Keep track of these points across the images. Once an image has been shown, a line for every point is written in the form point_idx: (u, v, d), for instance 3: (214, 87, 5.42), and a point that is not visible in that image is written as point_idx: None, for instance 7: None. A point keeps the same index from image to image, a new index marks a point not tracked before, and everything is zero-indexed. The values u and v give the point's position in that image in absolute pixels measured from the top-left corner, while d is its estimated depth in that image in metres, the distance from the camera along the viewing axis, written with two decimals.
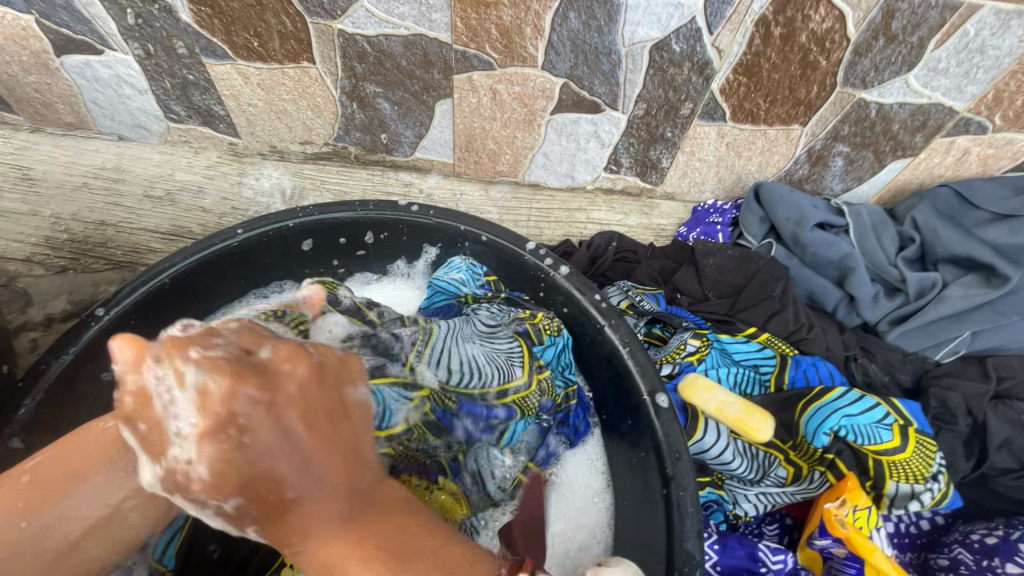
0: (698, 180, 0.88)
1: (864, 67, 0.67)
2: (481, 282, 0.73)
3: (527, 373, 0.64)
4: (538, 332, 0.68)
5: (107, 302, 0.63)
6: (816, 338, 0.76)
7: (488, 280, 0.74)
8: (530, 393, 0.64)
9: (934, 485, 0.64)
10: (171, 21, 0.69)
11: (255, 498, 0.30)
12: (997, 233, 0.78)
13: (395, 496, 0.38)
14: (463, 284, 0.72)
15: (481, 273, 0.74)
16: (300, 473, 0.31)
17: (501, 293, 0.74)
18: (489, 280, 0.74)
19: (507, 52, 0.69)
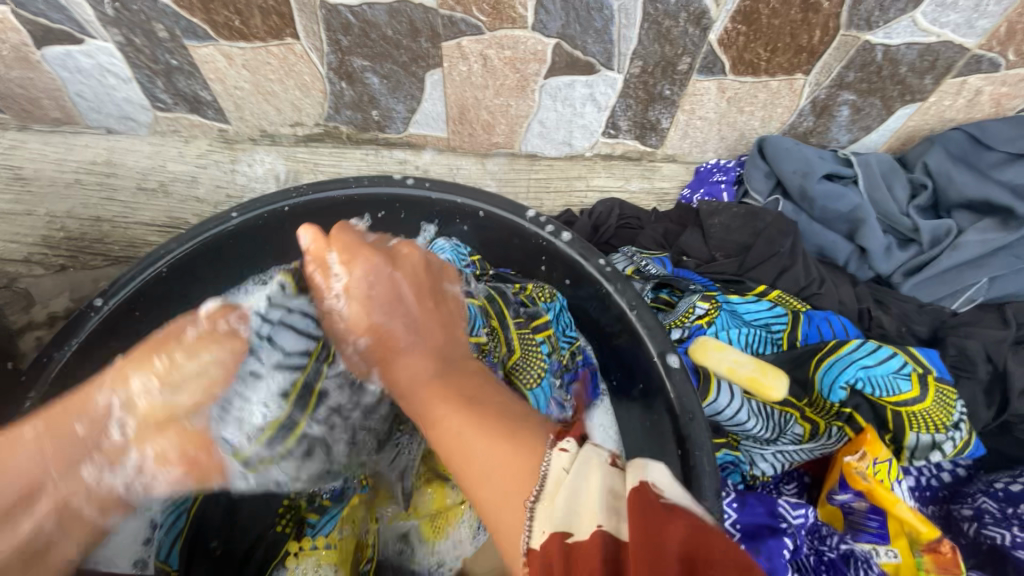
0: (700, 140, 0.86)
1: (868, 6, 0.64)
2: (467, 261, 0.74)
3: (507, 340, 0.70)
4: (533, 300, 0.71)
5: (105, 292, 0.62)
6: (828, 293, 0.74)
7: (473, 259, 0.75)
8: (517, 360, 0.69)
9: (956, 434, 0.63)
10: (149, 2, 0.67)
11: (376, 342, 0.58)
12: (1013, 173, 0.76)
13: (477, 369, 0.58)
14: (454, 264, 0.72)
15: (466, 253, 0.75)
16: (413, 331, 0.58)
17: (489, 272, 0.76)
18: (475, 260, 0.75)
19: (495, 14, 0.67)
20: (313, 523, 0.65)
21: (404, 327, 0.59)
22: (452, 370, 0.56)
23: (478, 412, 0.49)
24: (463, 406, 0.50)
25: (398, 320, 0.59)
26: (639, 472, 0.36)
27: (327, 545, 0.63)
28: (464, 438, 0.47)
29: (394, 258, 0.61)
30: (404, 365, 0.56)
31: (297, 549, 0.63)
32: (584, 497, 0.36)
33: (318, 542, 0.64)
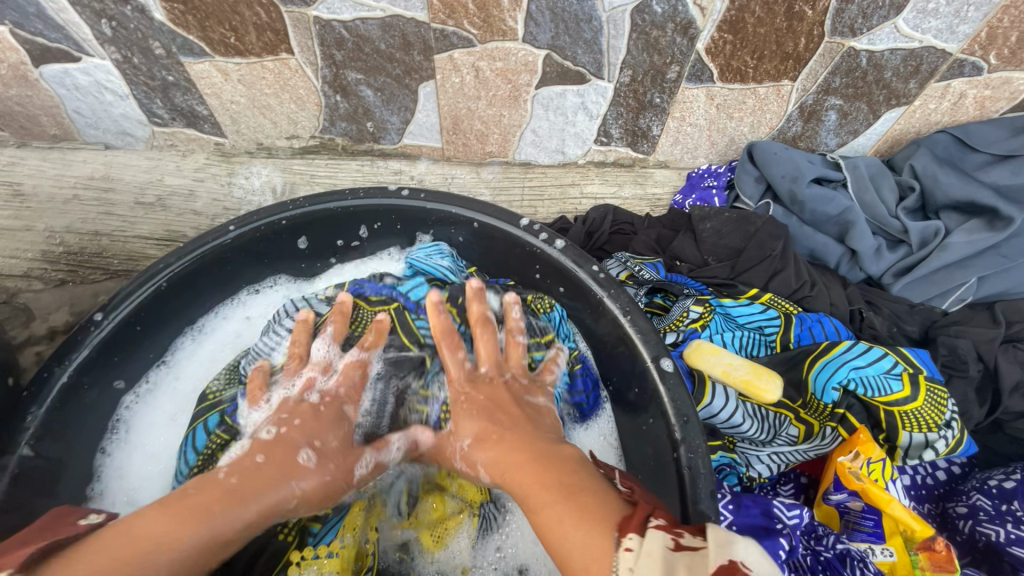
0: (691, 146, 0.87)
1: (852, 14, 0.66)
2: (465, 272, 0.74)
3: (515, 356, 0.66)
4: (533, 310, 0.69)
5: (105, 306, 0.62)
6: (819, 295, 0.74)
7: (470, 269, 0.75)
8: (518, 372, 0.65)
9: (948, 432, 0.63)
10: (145, 21, 0.68)
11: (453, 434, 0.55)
12: (998, 174, 0.77)
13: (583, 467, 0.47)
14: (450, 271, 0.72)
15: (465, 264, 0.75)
16: (489, 420, 0.53)
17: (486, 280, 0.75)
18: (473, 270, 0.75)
19: (486, 27, 0.68)
20: (312, 528, 0.61)
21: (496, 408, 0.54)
22: (544, 446, 0.49)
23: (576, 497, 0.42)
24: (561, 493, 0.43)
25: (472, 395, 0.56)
26: (726, 551, 0.35)
27: (330, 552, 0.58)
28: (558, 518, 0.41)
29: (491, 352, 0.60)
30: (480, 451, 0.51)
31: (297, 558, 0.58)
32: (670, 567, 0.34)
33: (320, 550, 0.59)
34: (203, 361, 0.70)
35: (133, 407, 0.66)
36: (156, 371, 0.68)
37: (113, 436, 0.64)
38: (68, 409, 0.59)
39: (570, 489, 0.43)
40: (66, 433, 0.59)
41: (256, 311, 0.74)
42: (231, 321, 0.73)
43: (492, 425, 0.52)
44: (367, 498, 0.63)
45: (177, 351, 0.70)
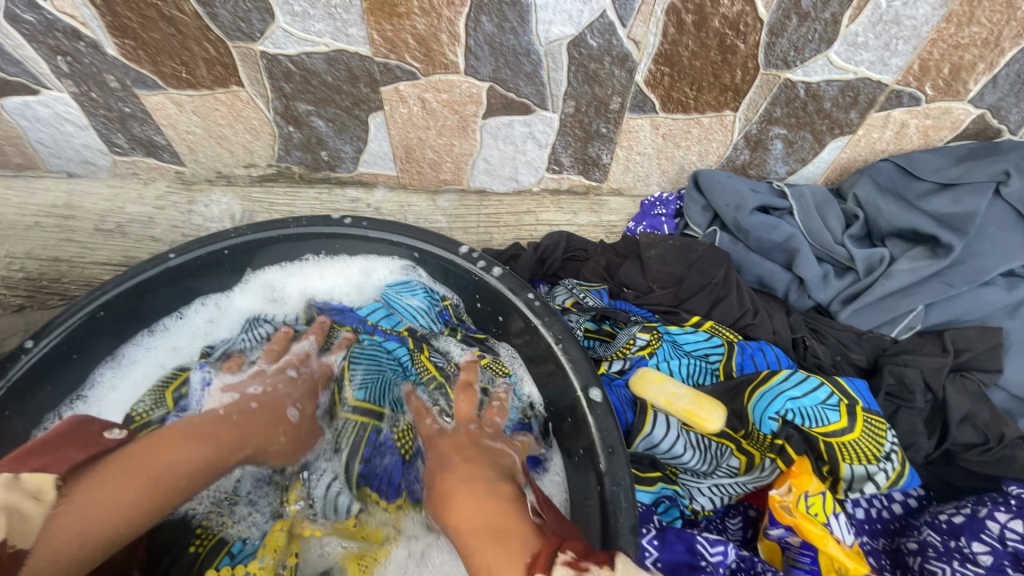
0: (643, 174, 0.88)
1: (782, 47, 0.68)
2: (437, 309, 0.75)
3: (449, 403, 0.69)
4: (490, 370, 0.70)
5: (38, 333, 0.63)
6: (762, 322, 0.74)
7: (444, 304, 0.75)
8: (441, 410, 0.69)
9: (888, 465, 0.62)
10: (99, 56, 0.71)
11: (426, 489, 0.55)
12: (940, 203, 0.76)
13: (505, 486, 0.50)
14: (421, 313, 0.74)
15: (438, 298, 0.75)
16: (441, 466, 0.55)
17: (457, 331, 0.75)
18: (445, 305, 0.75)
19: (428, 61, 0.70)
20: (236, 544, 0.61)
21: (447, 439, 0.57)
22: (488, 475, 0.51)
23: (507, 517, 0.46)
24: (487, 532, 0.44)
25: (436, 446, 0.57)
26: None
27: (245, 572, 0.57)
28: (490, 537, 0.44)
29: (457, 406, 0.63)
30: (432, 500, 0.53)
31: None
32: None
33: (239, 567, 0.58)
34: (127, 390, 0.69)
35: None
36: (67, 407, 0.66)
37: None
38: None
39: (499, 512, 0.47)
40: None
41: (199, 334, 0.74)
42: (157, 350, 0.72)
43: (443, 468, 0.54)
44: (296, 519, 0.63)
45: (94, 384, 0.68)
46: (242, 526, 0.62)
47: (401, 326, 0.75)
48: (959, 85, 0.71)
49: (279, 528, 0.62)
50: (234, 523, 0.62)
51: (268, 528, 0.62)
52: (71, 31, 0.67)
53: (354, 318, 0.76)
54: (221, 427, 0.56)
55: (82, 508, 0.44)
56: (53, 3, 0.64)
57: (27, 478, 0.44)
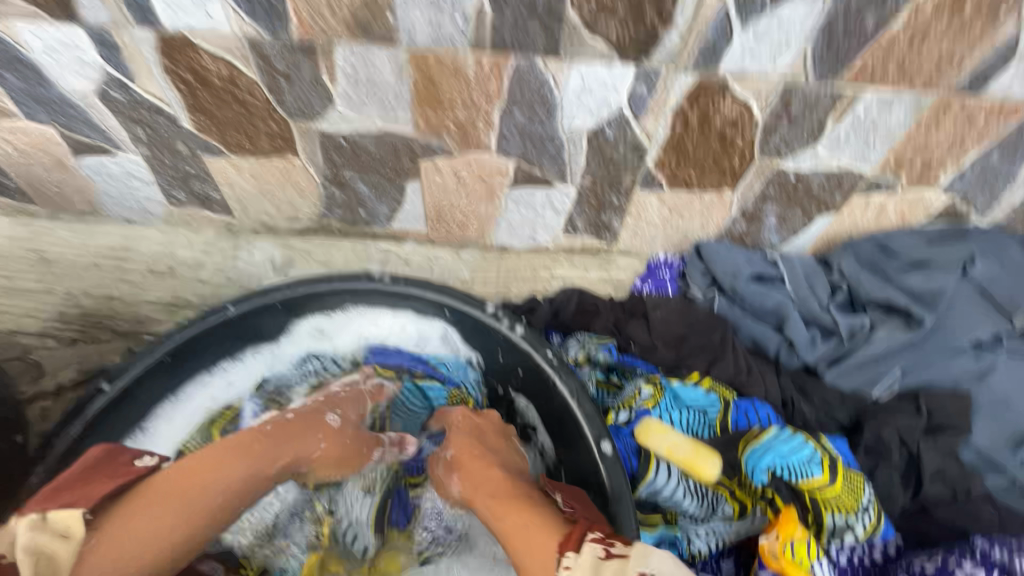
0: (649, 238, 0.97)
1: (775, 142, 0.78)
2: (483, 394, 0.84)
3: None
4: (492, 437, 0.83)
5: (111, 376, 0.70)
6: (754, 381, 0.82)
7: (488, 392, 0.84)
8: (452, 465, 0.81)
9: (865, 517, 0.70)
10: (174, 127, 0.80)
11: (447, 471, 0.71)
12: (913, 279, 0.86)
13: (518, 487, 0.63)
14: (476, 388, 0.84)
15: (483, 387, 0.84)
16: (463, 463, 0.69)
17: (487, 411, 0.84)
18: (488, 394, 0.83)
19: (464, 141, 0.80)
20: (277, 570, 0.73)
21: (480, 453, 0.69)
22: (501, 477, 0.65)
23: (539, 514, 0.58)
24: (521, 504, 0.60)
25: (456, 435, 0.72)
26: (641, 563, 0.48)
27: None
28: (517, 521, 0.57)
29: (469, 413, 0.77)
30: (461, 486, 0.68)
31: None
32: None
33: None
34: (183, 424, 0.78)
35: None
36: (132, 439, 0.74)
37: None
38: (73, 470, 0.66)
39: (531, 514, 0.58)
40: None
41: (252, 373, 0.83)
42: (211, 384, 0.80)
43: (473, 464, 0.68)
44: (322, 550, 0.75)
45: (155, 417, 0.76)
46: (280, 557, 0.74)
47: (451, 392, 0.84)
48: (930, 176, 0.81)
49: (312, 560, 0.74)
50: (275, 553, 0.74)
51: (304, 558, 0.74)
52: (154, 107, 0.77)
53: (419, 363, 0.85)
54: (236, 449, 0.63)
55: (111, 538, 0.52)
56: (143, 86, 0.74)
57: (57, 515, 0.52)
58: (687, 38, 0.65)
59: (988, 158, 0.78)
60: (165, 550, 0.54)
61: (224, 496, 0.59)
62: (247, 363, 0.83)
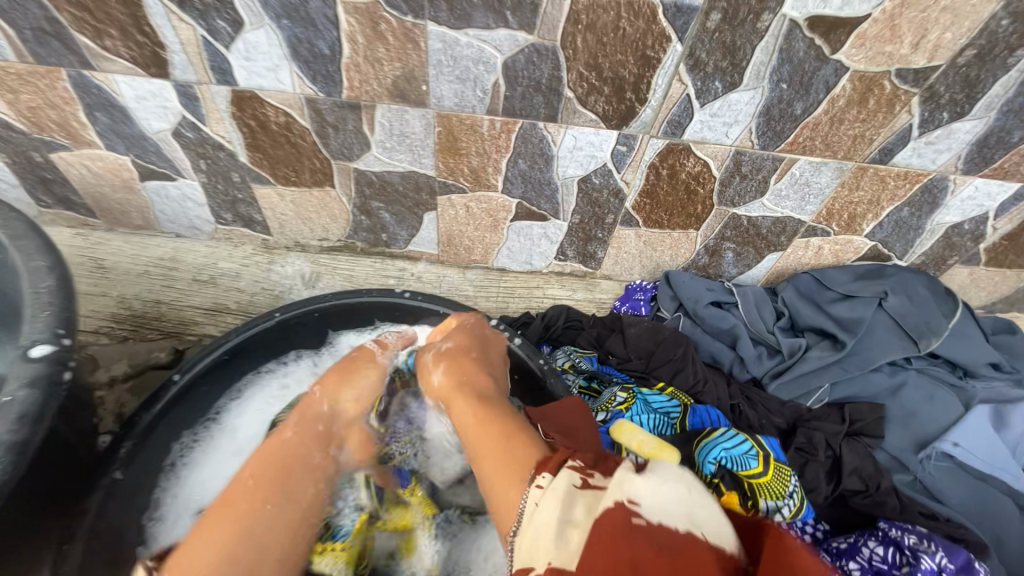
0: (628, 267, 1.14)
1: (730, 193, 0.96)
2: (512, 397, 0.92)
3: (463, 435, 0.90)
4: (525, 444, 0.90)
5: (180, 369, 0.82)
6: (709, 390, 0.98)
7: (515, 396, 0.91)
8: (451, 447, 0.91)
9: (789, 500, 0.86)
10: (232, 161, 0.95)
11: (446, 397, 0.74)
12: (840, 309, 1.03)
13: (500, 422, 0.64)
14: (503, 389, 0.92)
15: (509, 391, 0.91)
16: (456, 396, 0.72)
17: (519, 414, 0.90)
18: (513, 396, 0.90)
19: (476, 183, 0.96)
20: (335, 527, 0.74)
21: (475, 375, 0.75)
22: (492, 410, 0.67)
23: (513, 434, 0.62)
24: (500, 440, 0.62)
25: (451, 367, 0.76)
26: (619, 491, 0.48)
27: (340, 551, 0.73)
28: (497, 454, 0.60)
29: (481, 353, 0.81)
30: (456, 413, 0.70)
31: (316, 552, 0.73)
32: (563, 512, 0.49)
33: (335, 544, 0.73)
34: (244, 418, 0.87)
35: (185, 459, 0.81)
36: (199, 429, 0.83)
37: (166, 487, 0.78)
38: (149, 448, 0.77)
39: (508, 436, 0.62)
40: (141, 470, 0.76)
41: (299, 374, 0.93)
42: (267, 385, 0.90)
43: (467, 398, 0.70)
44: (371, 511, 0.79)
45: (220, 411, 0.86)
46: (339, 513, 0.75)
47: None
48: (855, 225, 0.99)
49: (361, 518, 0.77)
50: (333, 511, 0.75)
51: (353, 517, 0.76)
52: (218, 145, 0.92)
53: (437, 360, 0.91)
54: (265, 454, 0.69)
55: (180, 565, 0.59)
56: (213, 129, 0.89)
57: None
58: (658, 113, 0.83)
59: (900, 213, 0.96)
60: (244, 547, 0.61)
61: (260, 486, 0.66)
62: (292, 366, 0.93)
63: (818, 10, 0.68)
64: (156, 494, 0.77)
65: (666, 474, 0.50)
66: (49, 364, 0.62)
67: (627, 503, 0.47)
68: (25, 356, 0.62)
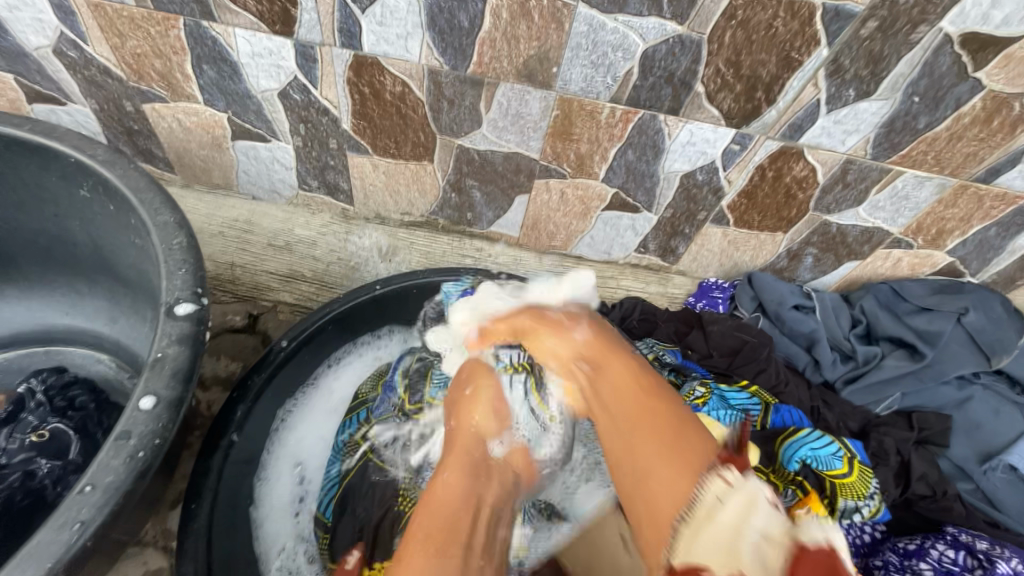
0: (705, 263, 1.14)
1: (828, 200, 0.97)
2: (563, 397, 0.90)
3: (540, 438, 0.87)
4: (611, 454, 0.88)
5: (287, 334, 0.81)
6: (790, 391, 1.01)
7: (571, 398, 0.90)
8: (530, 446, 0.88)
9: (869, 501, 0.89)
10: (334, 127, 0.92)
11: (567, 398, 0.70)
12: (919, 321, 1.06)
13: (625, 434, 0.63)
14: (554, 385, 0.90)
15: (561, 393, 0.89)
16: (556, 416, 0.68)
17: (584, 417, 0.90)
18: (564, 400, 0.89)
19: (579, 169, 0.96)
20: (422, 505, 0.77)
21: (610, 371, 0.68)
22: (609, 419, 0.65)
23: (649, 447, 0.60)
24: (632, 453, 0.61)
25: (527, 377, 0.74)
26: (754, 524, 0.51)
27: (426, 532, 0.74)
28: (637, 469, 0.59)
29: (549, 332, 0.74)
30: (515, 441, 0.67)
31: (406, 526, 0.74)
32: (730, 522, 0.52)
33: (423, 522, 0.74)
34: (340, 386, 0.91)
35: (283, 430, 0.83)
36: (298, 395, 0.86)
37: (268, 457, 0.81)
38: (258, 413, 0.78)
39: (665, 450, 0.59)
40: (251, 434, 0.77)
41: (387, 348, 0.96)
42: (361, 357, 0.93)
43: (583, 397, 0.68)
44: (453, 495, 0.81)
45: (318, 376, 0.89)
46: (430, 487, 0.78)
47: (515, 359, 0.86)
48: (940, 241, 1.01)
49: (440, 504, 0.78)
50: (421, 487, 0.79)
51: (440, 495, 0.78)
52: (324, 109, 0.89)
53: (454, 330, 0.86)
54: (428, 515, 0.60)
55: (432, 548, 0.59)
56: (323, 93, 0.87)
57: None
58: (782, 115, 0.83)
59: (987, 232, 0.98)
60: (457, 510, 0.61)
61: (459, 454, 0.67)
62: (383, 339, 0.95)
63: (975, 27, 0.69)
64: (264, 454, 0.80)
65: (832, 530, 0.51)
66: (192, 322, 0.62)
67: (799, 543, 0.49)
68: (169, 314, 0.61)
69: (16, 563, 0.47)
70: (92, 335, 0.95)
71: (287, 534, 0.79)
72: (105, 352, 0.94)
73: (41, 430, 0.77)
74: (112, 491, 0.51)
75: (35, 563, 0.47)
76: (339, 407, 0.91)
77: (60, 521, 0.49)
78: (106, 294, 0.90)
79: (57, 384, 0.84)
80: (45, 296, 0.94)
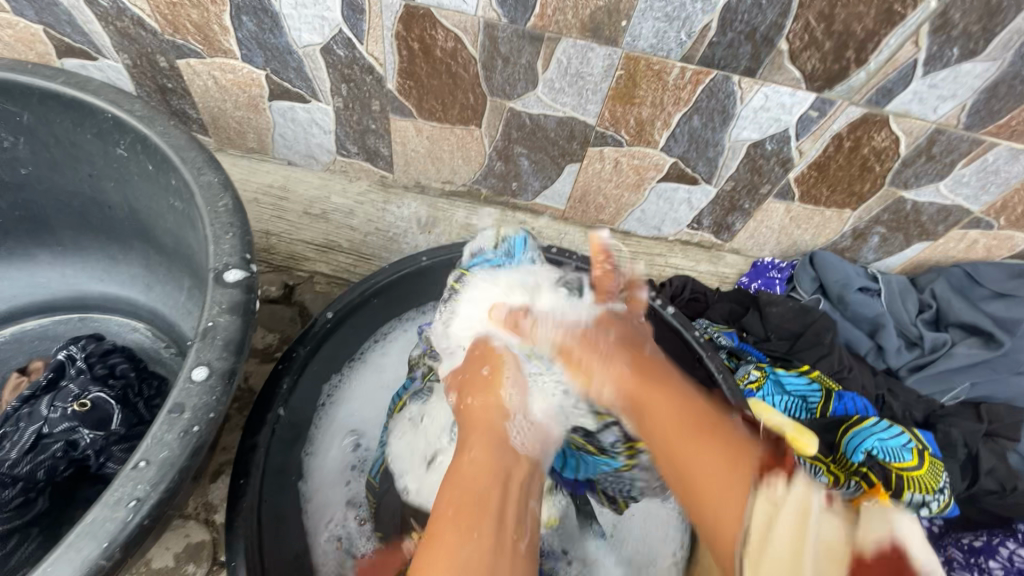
0: (761, 241, 1.08)
1: (907, 174, 0.89)
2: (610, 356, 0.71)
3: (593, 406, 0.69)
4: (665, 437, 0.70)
5: (331, 305, 0.76)
6: (854, 377, 0.95)
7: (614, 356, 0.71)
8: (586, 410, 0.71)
9: (940, 495, 0.85)
10: (378, 87, 0.87)
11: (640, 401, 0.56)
12: (996, 307, 1.00)
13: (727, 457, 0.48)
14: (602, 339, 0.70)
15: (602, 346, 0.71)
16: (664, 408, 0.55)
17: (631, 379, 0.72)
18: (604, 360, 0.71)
19: (637, 136, 0.89)
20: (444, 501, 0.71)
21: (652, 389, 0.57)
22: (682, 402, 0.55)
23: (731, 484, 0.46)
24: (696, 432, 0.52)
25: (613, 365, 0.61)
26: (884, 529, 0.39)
27: None
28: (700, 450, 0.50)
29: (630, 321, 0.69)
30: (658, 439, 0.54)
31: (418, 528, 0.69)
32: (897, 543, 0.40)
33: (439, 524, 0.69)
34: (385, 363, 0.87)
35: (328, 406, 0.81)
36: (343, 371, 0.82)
37: (314, 433, 0.79)
38: (304, 387, 0.75)
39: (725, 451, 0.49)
40: (297, 410, 0.74)
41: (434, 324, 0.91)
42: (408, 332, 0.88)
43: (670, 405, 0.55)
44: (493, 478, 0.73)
45: (363, 352, 0.85)
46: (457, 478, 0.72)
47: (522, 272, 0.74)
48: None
49: None
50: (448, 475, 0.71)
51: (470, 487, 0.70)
52: (368, 67, 0.84)
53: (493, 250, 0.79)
54: (453, 491, 0.52)
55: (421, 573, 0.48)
56: (368, 49, 0.81)
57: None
58: (872, 78, 0.75)
59: None
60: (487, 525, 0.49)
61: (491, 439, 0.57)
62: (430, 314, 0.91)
63: None
64: (310, 429, 0.78)
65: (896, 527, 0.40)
66: (242, 290, 0.57)
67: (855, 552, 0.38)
68: (217, 280, 0.57)
69: (71, 542, 0.44)
70: (127, 303, 0.92)
71: (337, 503, 0.79)
72: (140, 320, 0.91)
73: (82, 399, 0.73)
74: (168, 467, 0.48)
75: (90, 543, 0.44)
76: (386, 384, 0.88)
77: (114, 499, 0.46)
78: (142, 260, 0.87)
79: (96, 351, 0.81)
80: (79, 261, 0.91)
